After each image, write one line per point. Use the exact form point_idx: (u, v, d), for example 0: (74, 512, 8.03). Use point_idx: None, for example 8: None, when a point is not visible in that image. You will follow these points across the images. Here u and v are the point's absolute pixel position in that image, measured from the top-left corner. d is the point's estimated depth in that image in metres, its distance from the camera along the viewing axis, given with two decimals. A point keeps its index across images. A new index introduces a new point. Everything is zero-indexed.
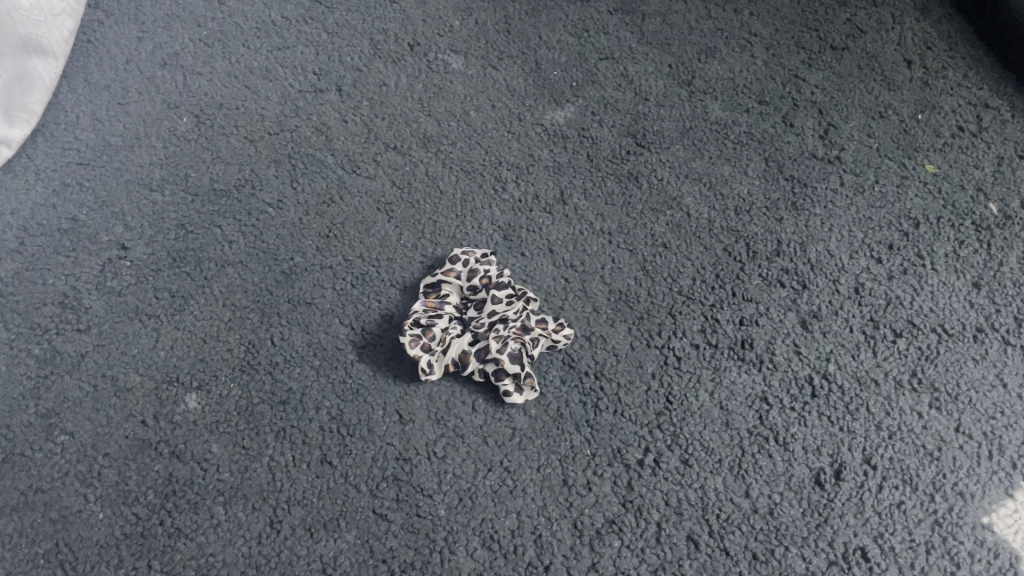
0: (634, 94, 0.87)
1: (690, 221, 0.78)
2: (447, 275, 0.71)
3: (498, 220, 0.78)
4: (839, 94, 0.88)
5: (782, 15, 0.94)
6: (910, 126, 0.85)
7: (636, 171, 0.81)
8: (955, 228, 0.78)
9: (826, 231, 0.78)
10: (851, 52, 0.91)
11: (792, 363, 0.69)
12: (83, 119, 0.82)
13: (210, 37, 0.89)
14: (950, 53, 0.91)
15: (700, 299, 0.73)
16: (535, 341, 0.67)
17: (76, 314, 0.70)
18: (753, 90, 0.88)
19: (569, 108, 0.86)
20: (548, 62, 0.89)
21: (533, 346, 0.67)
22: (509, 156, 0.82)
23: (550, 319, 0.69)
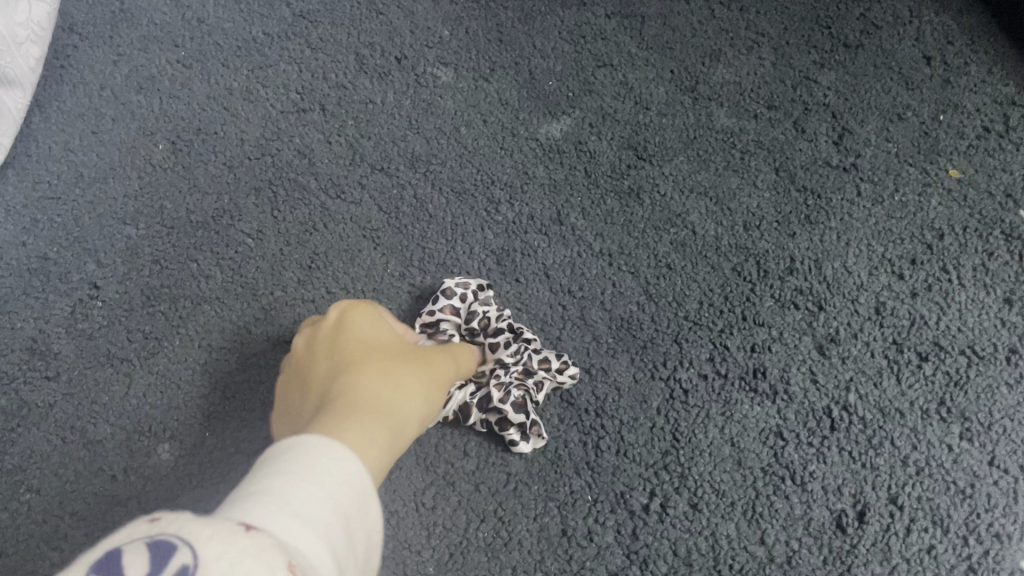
0: (634, 102, 0.82)
1: (696, 238, 0.73)
2: (443, 314, 0.64)
3: (491, 244, 0.73)
4: (854, 95, 0.82)
5: (791, 13, 0.88)
6: (931, 129, 0.80)
7: (637, 186, 0.76)
8: (983, 239, 0.73)
9: (843, 246, 0.73)
10: (865, 50, 0.85)
11: (809, 393, 0.64)
12: (56, 150, 0.78)
13: (189, 58, 0.84)
14: (973, 47, 0.85)
15: (707, 325, 0.68)
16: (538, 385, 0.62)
17: (45, 360, 0.67)
18: (761, 95, 0.82)
19: (565, 121, 0.80)
20: (542, 71, 0.84)
21: (537, 390, 0.62)
22: (502, 175, 0.77)
23: (554, 358, 0.64)
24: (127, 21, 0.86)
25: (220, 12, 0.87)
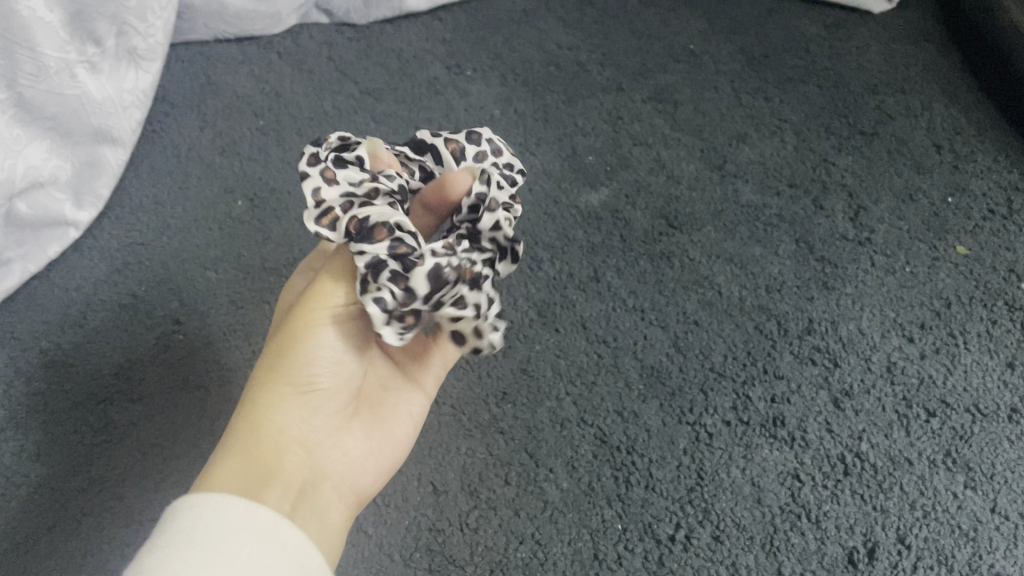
0: (667, 177, 0.90)
1: (722, 299, 0.80)
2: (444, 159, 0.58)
3: (534, 296, 0.79)
4: (869, 177, 0.90)
5: (811, 103, 0.97)
6: (940, 209, 0.87)
7: (669, 252, 0.83)
8: (988, 308, 0.79)
9: (857, 310, 0.79)
10: (880, 137, 0.93)
11: (824, 441, 0.71)
12: (147, 204, 0.87)
13: (267, 127, 0.94)
14: (980, 137, 0.93)
15: (731, 376, 0.75)
16: (475, 306, 0.51)
17: (130, 385, 0.75)
18: (783, 174, 0.90)
19: (602, 191, 0.88)
20: (584, 147, 0.92)
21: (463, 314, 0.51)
22: (544, 237, 0.84)
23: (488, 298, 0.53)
24: (214, 92, 0.97)
25: (295, 88, 0.98)
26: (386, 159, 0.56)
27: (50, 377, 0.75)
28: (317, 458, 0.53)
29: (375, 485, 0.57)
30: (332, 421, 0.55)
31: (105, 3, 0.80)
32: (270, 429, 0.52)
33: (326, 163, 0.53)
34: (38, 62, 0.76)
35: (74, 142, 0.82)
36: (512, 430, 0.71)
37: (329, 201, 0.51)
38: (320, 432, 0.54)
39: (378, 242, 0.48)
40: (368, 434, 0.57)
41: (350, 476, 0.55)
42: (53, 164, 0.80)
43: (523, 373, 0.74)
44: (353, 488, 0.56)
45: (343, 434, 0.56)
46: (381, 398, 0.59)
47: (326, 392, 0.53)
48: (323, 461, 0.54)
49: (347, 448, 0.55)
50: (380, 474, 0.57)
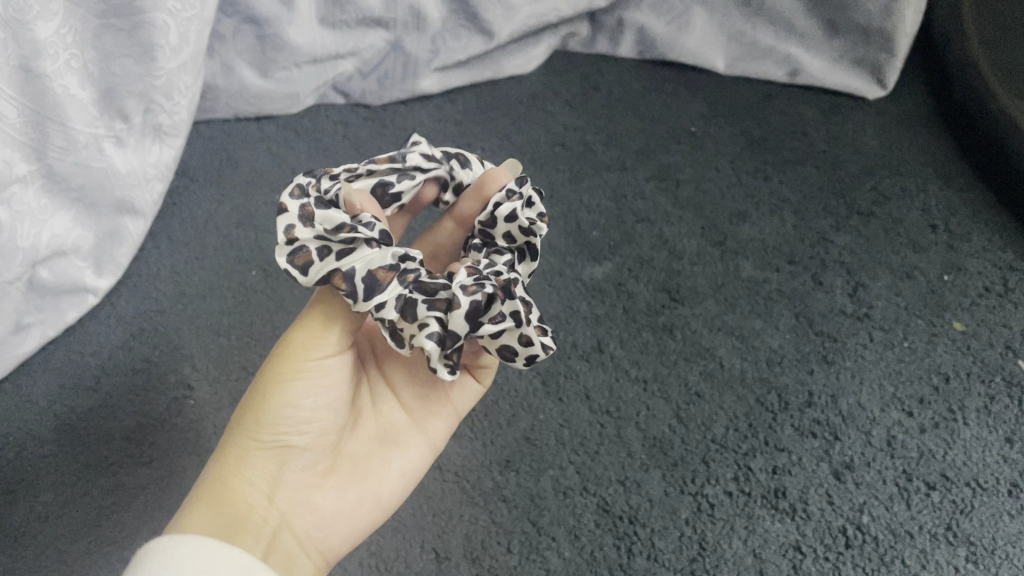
0: (669, 252, 0.92)
1: (723, 370, 0.82)
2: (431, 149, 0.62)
3: (538, 366, 0.81)
4: (867, 255, 0.92)
5: (809, 183, 1.00)
6: (937, 287, 0.89)
7: (671, 323, 0.86)
8: (985, 383, 0.81)
9: (857, 384, 0.81)
10: (877, 216, 0.96)
11: (825, 513, 0.74)
12: (165, 273, 0.91)
13: (282, 199, 0.98)
14: (975, 218, 0.96)
15: (733, 448, 0.77)
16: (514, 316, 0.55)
17: (141, 447, 0.79)
18: (783, 251, 0.93)
19: (606, 264, 0.91)
20: (588, 223, 0.95)
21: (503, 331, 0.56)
22: (548, 309, 0.86)
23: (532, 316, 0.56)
24: (233, 166, 1.01)
25: (312, 163, 1.02)
26: (360, 203, 0.56)
27: (64, 439, 0.79)
28: (286, 511, 0.56)
29: (344, 545, 0.58)
30: (304, 475, 0.57)
31: (134, 83, 0.83)
32: (239, 474, 0.56)
33: (309, 199, 0.55)
34: (68, 136, 0.80)
35: (97, 214, 0.85)
36: (515, 499, 0.73)
37: (308, 241, 0.54)
38: (290, 484, 0.57)
39: (386, 288, 0.54)
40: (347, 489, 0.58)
41: (322, 530, 0.57)
42: (76, 234, 0.83)
43: (527, 441, 0.77)
44: (320, 545, 0.57)
45: (313, 489, 0.57)
46: (366, 454, 0.60)
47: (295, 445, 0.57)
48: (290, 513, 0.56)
49: (320, 502, 0.57)
50: (352, 530, 0.58)
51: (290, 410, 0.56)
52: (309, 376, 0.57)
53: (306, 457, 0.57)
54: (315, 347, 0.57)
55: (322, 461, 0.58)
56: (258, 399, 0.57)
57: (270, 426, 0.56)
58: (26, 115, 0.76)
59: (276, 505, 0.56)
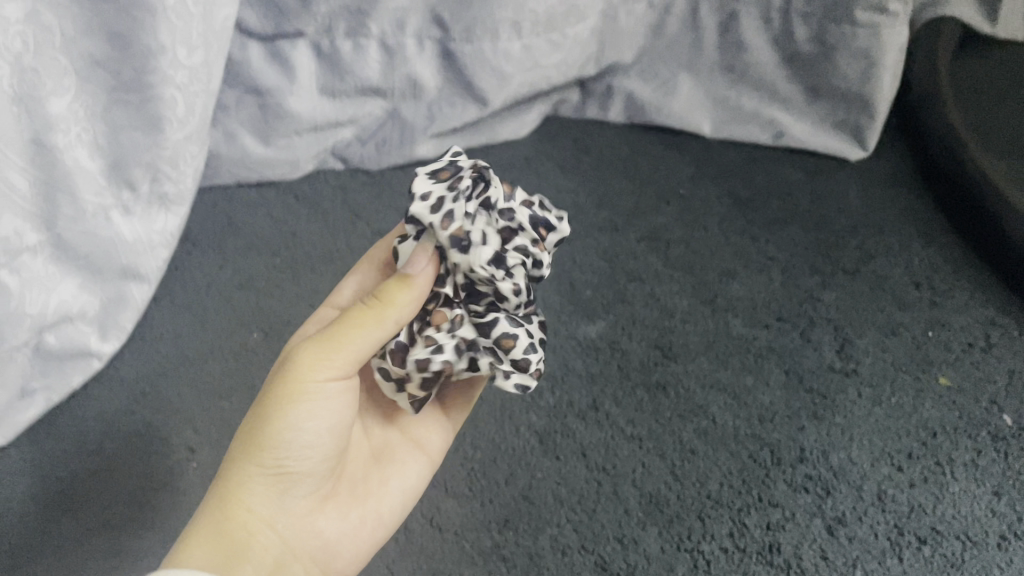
0: (661, 311, 0.95)
1: (716, 427, 0.84)
2: (448, 184, 0.60)
3: (535, 425, 0.83)
4: (853, 312, 0.95)
5: (795, 242, 1.03)
6: (923, 342, 0.91)
7: (664, 381, 0.88)
8: (972, 438, 0.83)
9: (847, 439, 0.83)
10: (862, 274, 0.99)
11: (820, 568, 0.75)
12: (167, 337, 0.93)
13: (283, 264, 1.01)
14: (957, 274, 0.99)
15: (727, 504, 0.78)
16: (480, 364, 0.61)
17: (143, 510, 0.80)
18: (771, 308, 0.95)
19: (599, 322, 0.93)
20: (581, 282, 0.97)
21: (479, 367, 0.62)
22: (545, 367, 0.88)
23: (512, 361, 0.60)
24: (235, 231, 1.03)
25: (312, 227, 1.05)
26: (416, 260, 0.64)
27: (67, 504, 0.80)
28: (289, 535, 0.62)
29: (342, 563, 0.65)
30: (305, 500, 0.63)
31: (142, 152, 0.86)
32: (242, 502, 0.59)
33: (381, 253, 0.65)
34: (78, 206, 0.82)
35: (103, 280, 0.87)
36: (514, 558, 0.75)
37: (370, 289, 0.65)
38: (292, 510, 0.62)
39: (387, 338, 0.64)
40: (344, 512, 0.65)
41: (324, 550, 0.64)
42: (83, 300, 0.85)
43: (525, 499, 0.78)
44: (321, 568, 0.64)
45: (316, 513, 0.63)
46: (364, 478, 0.68)
47: (296, 474, 0.61)
48: (291, 537, 0.62)
49: (321, 525, 0.63)
50: (350, 554, 0.65)
51: (291, 436, 0.59)
52: (316, 407, 0.60)
53: (308, 488, 0.62)
54: (326, 377, 0.59)
55: (322, 487, 0.64)
56: (260, 424, 0.59)
57: (272, 454, 0.59)
58: (35, 185, 0.78)
59: (277, 531, 0.61)
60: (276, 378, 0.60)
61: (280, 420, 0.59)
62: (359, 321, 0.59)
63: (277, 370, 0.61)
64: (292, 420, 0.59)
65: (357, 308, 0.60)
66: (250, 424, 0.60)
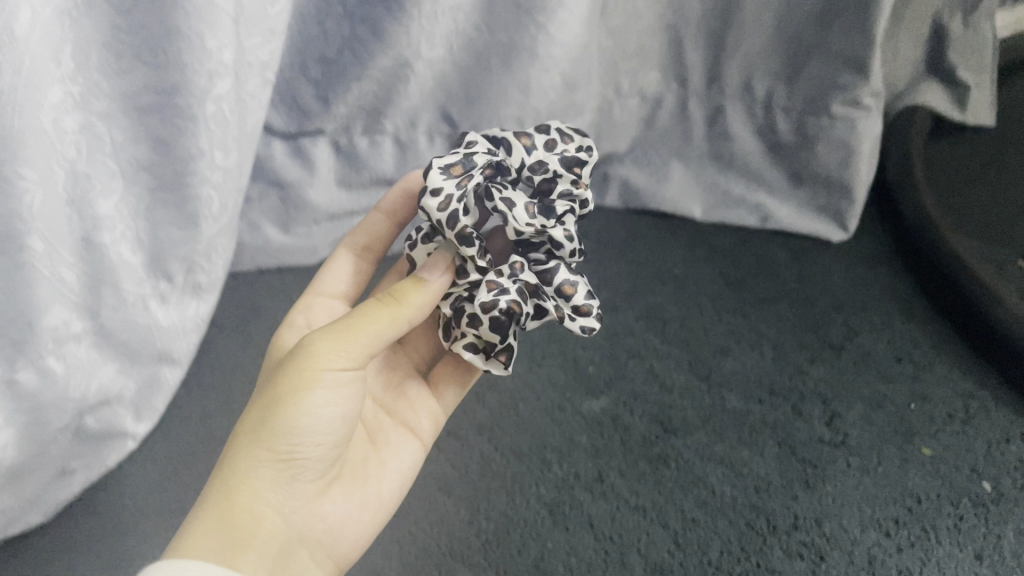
0: (660, 386, 1.01)
1: (715, 497, 0.90)
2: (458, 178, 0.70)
3: (545, 497, 0.89)
4: (841, 386, 1.01)
5: (784, 319, 1.10)
6: (906, 414, 0.98)
7: (665, 454, 0.93)
8: (955, 504, 0.89)
9: (838, 507, 0.89)
10: (847, 349, 1.06)
11: None
12: (197, 417, 1.00)
13: None
14: (936, 348, 1.05)
15: (727, 571, 0.84)
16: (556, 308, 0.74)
17: None
18: (764, 383, 1.01)
19: (602, 398, 0.99)
20: (585, 358, 1.03)
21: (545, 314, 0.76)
22: (552, 440, 0.94)
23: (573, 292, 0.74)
24: (257, 315, 1.11)
25: None
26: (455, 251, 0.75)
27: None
28: (296, 516, 0.67)
29: (340, 542, 0.71)
30: (311, 484, 0.68)
31: (179, 247, 0.94)
32: (254, 483, 0.64)
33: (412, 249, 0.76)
34: (120, 296, 0.89)
35: (140, 365, 0.94)
36: None
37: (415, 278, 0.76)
38: (299, 493, 0.67)
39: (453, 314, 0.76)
40: (344, 497, 0.72)
41: (326, 531, 0.70)
42: (121, 383, 0.91)
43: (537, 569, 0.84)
44: (323, 548, 0.70)
45: (319, 497, 0.70)
46: (360, 466, 0.75)
47: (307, 459, 0.66)
48: (297, 517, 0.67)
49: (322, 506, 0.70)
50: (350, 537, 0.72)
51: (307, 423, 0.64)
52: (332, 396, 0.65)
53: (314, 475, 0.68)
54: (342, 368, 0.65)
55: (326, 474, 0.70)
56: (277, 408, 0.64)
57: (288, 439, 0.64)
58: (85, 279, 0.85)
59: (285, 511, 0.66)
60: (292, 366, 0.65)
61: (301, 408, 0.64)
62: (376, 317, 0.67)
63: (291, 359, 0.65)
64: (308, 407, 0.64)
65: (375, 304, 0.68)
66: (263, 406, 0.65)
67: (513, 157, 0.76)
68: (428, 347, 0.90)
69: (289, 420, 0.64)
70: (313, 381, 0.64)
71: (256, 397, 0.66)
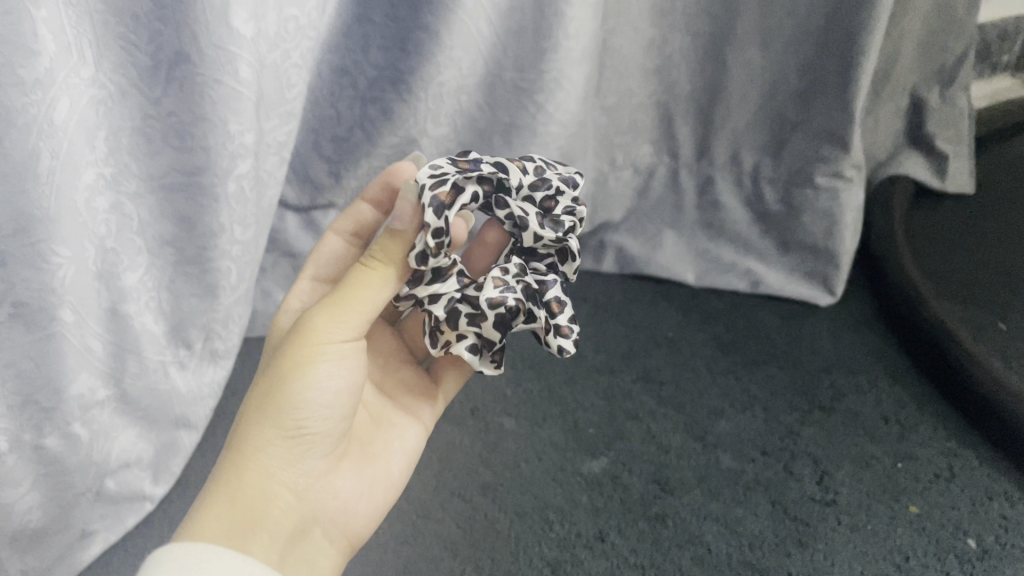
0: (657, 447, 1.05)
1: (711, 555, 0.93)
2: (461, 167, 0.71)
3: (547, 556, 0.92)
4: (831, 446, 1.05)
5: (775, 381, 1.15)
6: (893, 473, 1.02)
7: (663, 513, 0.97)
8: (942, 561, 0.92)
9: (829, 565, 0.92)
10: (836, 410, 1.10)
11: None
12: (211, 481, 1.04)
13: None
14: (921, 409, 1.10)
15: None
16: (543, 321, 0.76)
17: None
18: (756, 443, 1.06)
19: (601, 459, 1.03)
20: (584, 420, 1.08)
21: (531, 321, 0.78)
22: (554, 501, 0.98)
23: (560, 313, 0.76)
24: None
25: None
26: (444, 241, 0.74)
27: None
28: (308, 489, 0.73)
29: (353, 515, 0.77)
30: (320, 459, 0.74)
31: (198, 316, 1.00)
32: (265, 457, 0.70)
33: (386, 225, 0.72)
34: (142, 365, 0.95)
35: (159, 428, 1.00)
36: None
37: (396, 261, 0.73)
38: (310, 468, 0.73)
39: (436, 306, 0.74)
40: (353, 473, 0.77)
41: (339, 505, 0.76)
42: (140, 446, 0.98)
43: None
44: (337, 520, 0.76)
45: (330, 471, 0.75)
46: (369, 444, 0.80)
47: (313, 433, 0.71)
48: (308, 488, 0.73)
49: (332, 480, 0.75)
50: (362, 511, 0.78)
51: (310, 396, 0.69)
52: (333, 369, 0.70)
53: (323, 450, 0.73)
54: (341, 340, 0.70)
55: (334, 449, 0.75)
56: (282, 383, 0.69)
57: (293, 413, 0.69)
58: (109, 347, 0.91)
59: (296, 483, 0.72)
60: (292, 341, 0.70)
61: (304, 383, 0.69)
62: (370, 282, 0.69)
63: (293, 334, 0.70)
64: (311, 380, 0.69)
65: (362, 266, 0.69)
66: (269, 382, 0.70)
67: (512, 179, 0.73)
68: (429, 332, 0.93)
69: (292, 395, 0.69)
70: (314, 356, 0.69)
71: (263, 374, 0.72)
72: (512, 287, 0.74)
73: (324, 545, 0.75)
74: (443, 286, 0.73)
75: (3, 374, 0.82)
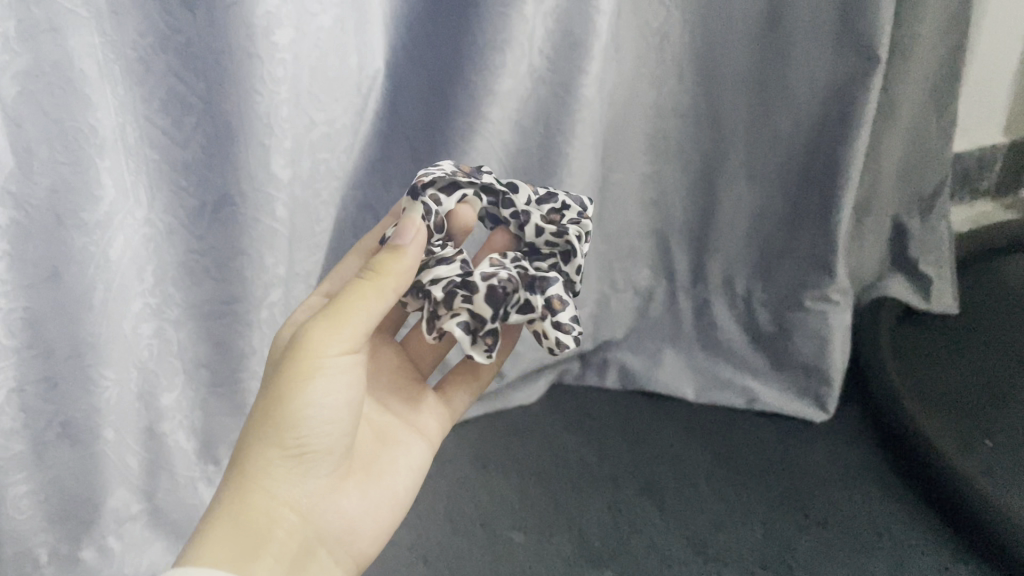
0: (660, 559, 1.09)
1: None
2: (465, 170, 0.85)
3: None
4: (827, 560, 1.09)
5: (772, 496, 1.19)
6: None
7: None
8: None
9: None
10: (831, 524, 1.15)
11: None
12: None
13: None
14: (914, 524, 1.14)
15: None
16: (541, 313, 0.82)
17: None
18: (756, 557, 1.10)
19: (607, 572, 1.07)
20: (589, 534, 1.13)
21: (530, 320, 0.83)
22: None
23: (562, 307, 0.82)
24: None
25: None
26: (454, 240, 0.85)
27: None
28: (312, 505, 0.77)
29: (360, 531, 0.81)
30: (322, 476, 0.78)
31: (227, 435, 1.13)
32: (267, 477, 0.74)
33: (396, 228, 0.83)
34: (172, 480, 1.07)
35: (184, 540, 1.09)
36: None
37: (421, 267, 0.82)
38: (313, 487, 0.77)
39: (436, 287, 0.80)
40: (358, 490, 0.82)
41: (347, 520, 0.80)
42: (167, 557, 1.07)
43: None
44: (343, 538, 0.80)
45: (334, 488, 0.80)
46: (373, 464, 0.86)
47: (312, 450, 0.75)
48: (313, 504, 0.77)
49: (337, 496, 0.80)
50: (367, 530, 0.82)
51: (308, 413, 0.73)
52: (331, 385, 0.74)
53: (325, 468, 0.77)
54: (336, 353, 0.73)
55: (336, 467, 0.79)
56: (281, 401, 0.73)
57: (292, 432, 0.73)
58: (144, 455, 1.04)
59: (300, 501, 0.76)
60: (293, 357, 0.73)
61: (303, 400, 0.73)
62: (362, 298, 0.73)
63: (293, 349, 0.73)
64: (310, 396, 0.73)
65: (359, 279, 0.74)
66: (270, 401, 0.74)
67: (520, 194, 0.86)
68: (430, 354, 1.00)
69: (292, 413, 0.73)
70: (311, 372, 0.73)
71: (263, 392, 0.75)
72: (506, 269, 0.82)
73: (332, 560, 0.79)
74: (446, 271, 0.81)
75: (48, 487, 0.96)
